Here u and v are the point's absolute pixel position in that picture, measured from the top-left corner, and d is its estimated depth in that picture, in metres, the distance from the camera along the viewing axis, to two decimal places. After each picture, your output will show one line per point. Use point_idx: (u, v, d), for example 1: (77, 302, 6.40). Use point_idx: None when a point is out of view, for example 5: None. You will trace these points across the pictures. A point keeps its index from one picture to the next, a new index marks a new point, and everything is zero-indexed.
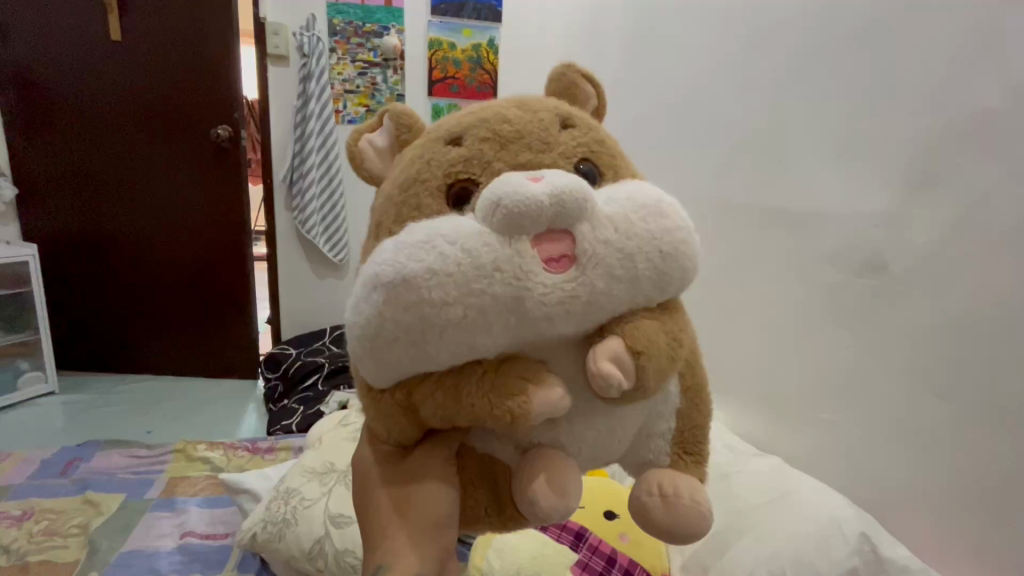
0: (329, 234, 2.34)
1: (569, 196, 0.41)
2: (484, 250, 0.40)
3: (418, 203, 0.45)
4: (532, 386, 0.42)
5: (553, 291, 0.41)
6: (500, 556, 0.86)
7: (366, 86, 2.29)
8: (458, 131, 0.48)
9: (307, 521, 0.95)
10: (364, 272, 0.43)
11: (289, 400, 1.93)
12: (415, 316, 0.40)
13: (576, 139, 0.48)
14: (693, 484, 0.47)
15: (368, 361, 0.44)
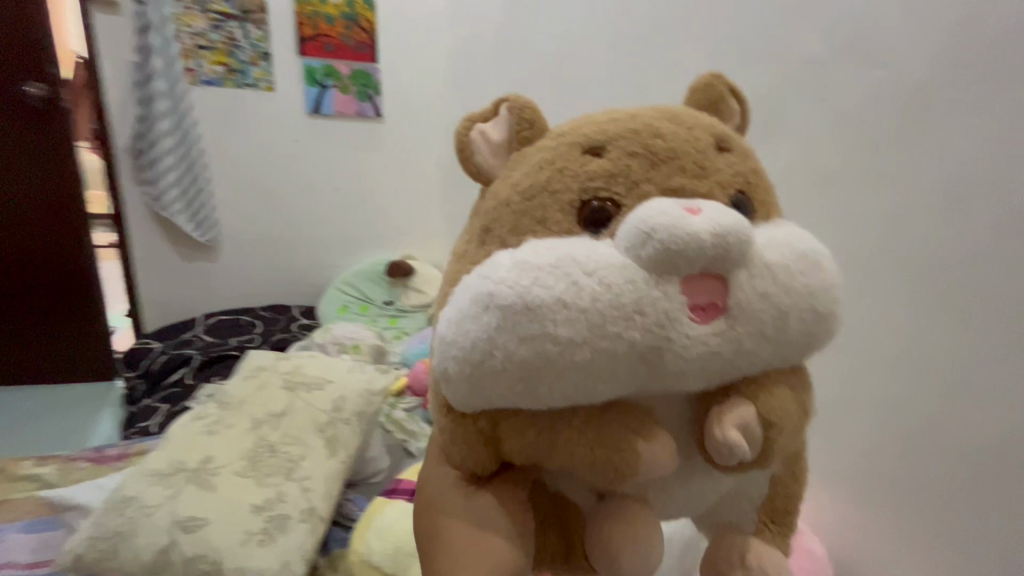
0: (192, 212, 2.08)
1: (732, 237, 0.41)
2: (626, 287, 0.41)
3: (545, 216, 0.46)
4: (643, 439, 0.42)
5: (696, 343, 0.42)
6: (379, 538, 0.90)
7: (224, 42, 2.02)
8: (602, 141, 0.48)
9: (148, 530, 0.83)
10: (473, 285, 0.43)
11: (151, 399, 1.70)
12: (533, 351, 0.41)
13: (733, 167, 0.49)
14: (771, 552, 0.50)
15: (459, 388, 0.44)
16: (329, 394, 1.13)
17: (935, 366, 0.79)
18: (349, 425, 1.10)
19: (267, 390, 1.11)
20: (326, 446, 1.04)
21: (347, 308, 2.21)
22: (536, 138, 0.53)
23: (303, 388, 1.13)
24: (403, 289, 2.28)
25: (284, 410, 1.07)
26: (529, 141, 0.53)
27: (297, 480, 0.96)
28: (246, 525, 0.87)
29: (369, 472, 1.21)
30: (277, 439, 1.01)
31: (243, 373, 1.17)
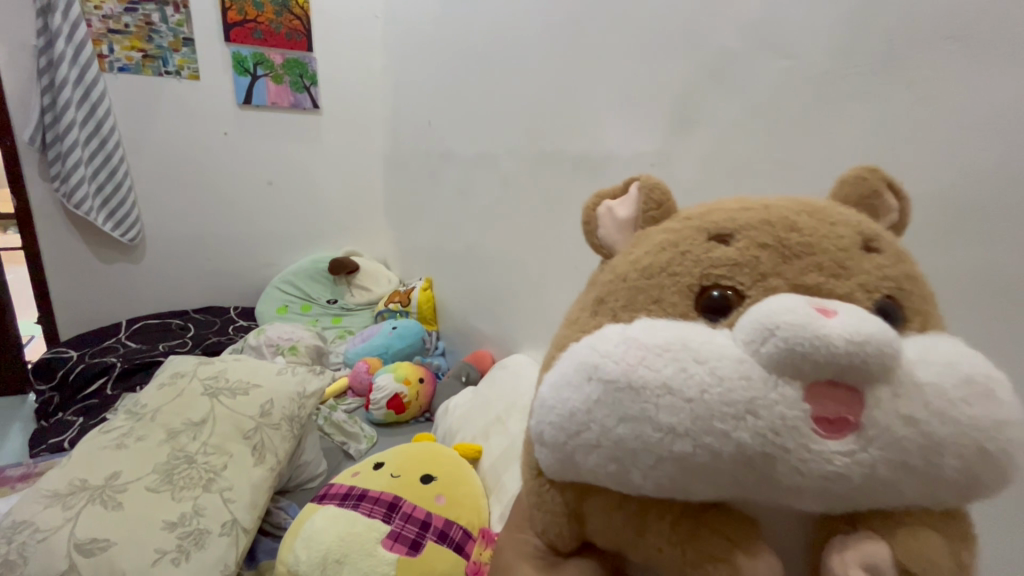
0: (110, 209, 1.93)
1: (876, 344, 0.32)
2: (739, 383, 0.34)
3: (661, 297, 0.41)
4: (743, 553, 0.36)
5: (818, 463, 0.33)
6: (306, 546, 0.86)
7: (139, 26, 1.87)
8: (730, 226, 0.42)
9: (41, 556, 0.76)
10: (577, 354, 0.39)
11: (64, 413, 1.57)
12: (630, 433, 0.36)
13: (882, 268, 0.40)
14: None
15: (556, 456, 0.41)
16: (255, 399, 1.07)
17: None
18: (277, 430, 1.05)
19: (185, 398, 1.04)
20: (250, 454, 0.99)
21: (287, 307, 2.12)
22: (664, 220, 0.48)
23: (226, 394, 1.06)
24: (347, 287, 2.21)
25: (204, 419, 1.01)
26: (655, 222, 0.48)
27: (217, 491, 0.91)
28: (158, 544, 0.81)
29: (302, 477, 1.16)
30: (197, 450, 0.95)
31: (160, 381, 1.09)
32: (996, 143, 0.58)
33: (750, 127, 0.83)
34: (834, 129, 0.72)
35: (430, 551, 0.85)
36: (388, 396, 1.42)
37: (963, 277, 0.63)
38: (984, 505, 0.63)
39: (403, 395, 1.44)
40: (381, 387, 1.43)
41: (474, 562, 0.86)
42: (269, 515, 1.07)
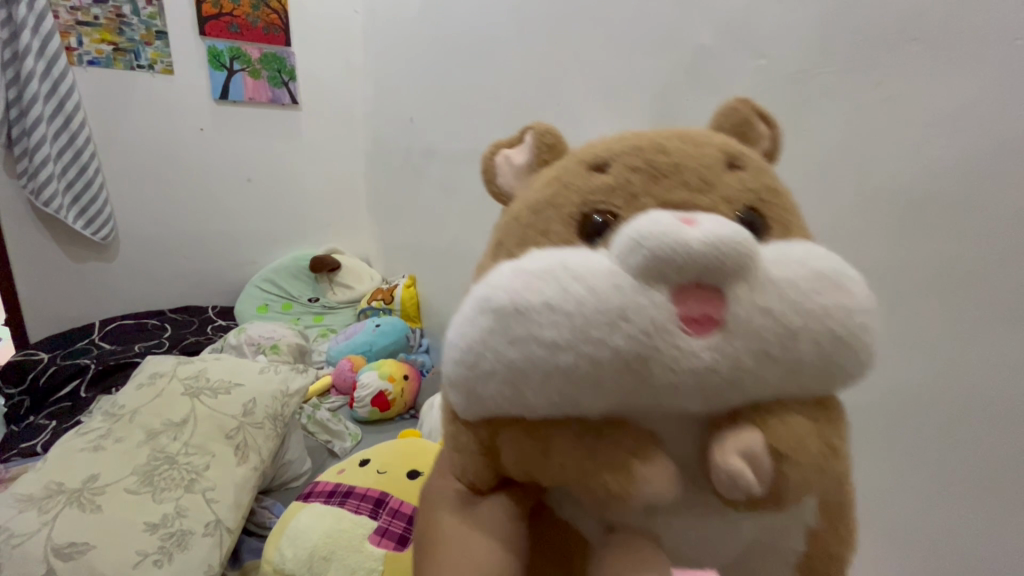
0: (81, 207, 1.88)
1: (728, 247, 0.33)
2: (613, 292, 0.33)
3: (546, 228, 0.40)
4: (639, 459, 0.35)
5: (686, 360, 0.33)
6: (291, 544, 0.86)
7: (109, 18, 1.82)
8: (607, 156, 0.42)
9: (17, 561, 0.75)
10: (475, 294, 0.37)
11: (35, 416, 1.53)
12: (521, 354, 0.34)
13: (743, 183, 0.41)
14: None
15: (460, 394, 0.39)
16: (237, 398, 1.06)
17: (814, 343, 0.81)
18: (260, 429, 1.04)
19: (166, 398, 1.02)
20: (234, 454, 0.98)
21: (268, 306, 2.09)
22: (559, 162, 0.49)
23: (207, 393, 1.05)
24: (329, 285, 2.20)
25: (186, 419, 0.99)
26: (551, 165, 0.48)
27: (200, 492, 0.90)
28: (140, 545, 0.80)
29: (286, 476, 1.15)
30: (178, 450, 0.94)
31: (139, 381, 1.07)
32: (955, 139, 0.61)
33: None
34: (806, 124, 0.75)
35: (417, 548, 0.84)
36: (372, 394, 1.42)
37: (922, 267, 0.65)
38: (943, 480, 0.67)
39: (388, 393, 1.44)
40: (365, 384, 1.43)
41: None
42: (254, 515, 1.06)
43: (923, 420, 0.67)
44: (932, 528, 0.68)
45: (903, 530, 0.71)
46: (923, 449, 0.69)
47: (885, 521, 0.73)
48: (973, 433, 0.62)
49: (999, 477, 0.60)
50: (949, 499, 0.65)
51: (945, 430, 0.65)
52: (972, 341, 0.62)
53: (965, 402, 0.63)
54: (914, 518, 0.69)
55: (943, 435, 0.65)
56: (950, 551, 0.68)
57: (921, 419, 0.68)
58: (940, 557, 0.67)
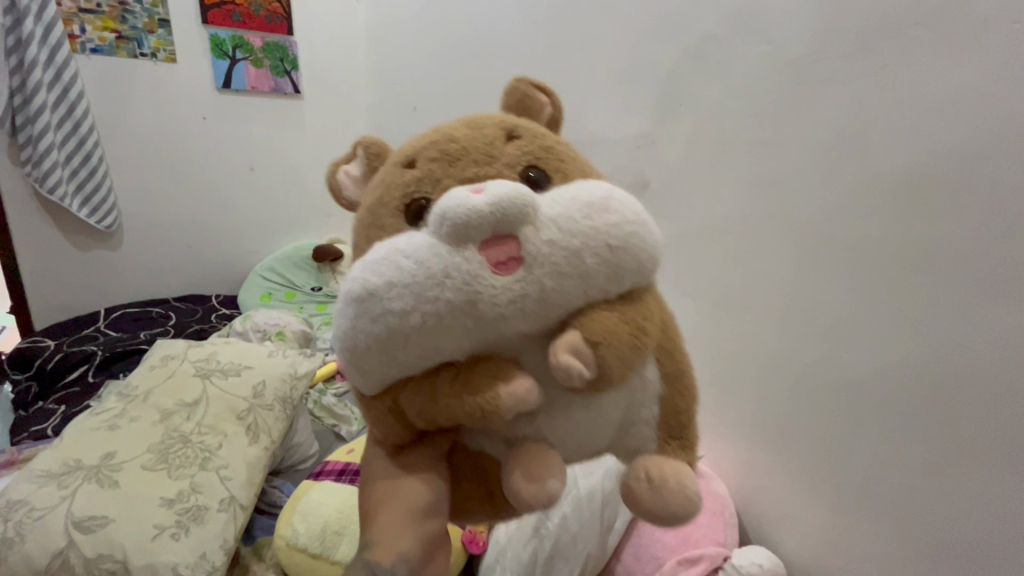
0: (85, 194, 1.88)
1: (509, 202, 0.36)
2: (434, 259, 0.36)
3: (379, 226, 0.41)
4: (501, 382, 0.37)
5: (496, 297, 0.36)
6: (304, 519, 0.88)
7: (112, 6, 1.81)
8: (410, 152, 0.43)
9: (39, 534, 0.77)
10: (341, 293, 0.40)
11: (44, 401, 1.55)
12: (382, 329, 0.37)
13: (521, 147, 0.42)
14: (683, 469, 0.41)
15: (354, 378, 0.42)
16: (247, 380, 1.08)
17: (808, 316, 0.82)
18: (270, 411, 1.06)
19: (178, 380, 1.04)
20: (245, 433, 1.00)
21: (271, 295, 2.10)
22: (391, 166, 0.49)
23: (217, 375, 1.07)
24: (332, 275, 2.19)
25: (197, 400, 1.01)
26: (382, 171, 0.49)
27: (214, 469, 0.92)
28: (157, 520, 0.82)
29: (296, 458, 1.17)
30: (191, 429, 0.96)
31: (150, 363, 1.09)
32: (955, 121, 0.62)
33: (732, 109, 0.87)
34: (811, 110, 0.77)
35: None
36: None
37: (915, 242, 0.66)
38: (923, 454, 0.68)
39: None
40: None
41: (470, 532, 0.89)
42: (264, 494, 1.08)
43: (912, 393, 0.68)
44: (924, 498, 0.69)
45: (887, 501, 0.73)
46: (904, 423, 0.70)
47: (867, 492, 0.75)
48: (966, 403, 0.63)
49: (990, 446, 0.62)
50: (943, 469, 0.66)
51: (940, 401, 0.66)
52: (965, 313, 0.63)
53: (959, 372, 0.64)
54: (907, 489, 0.70)
55: (937, 407, 0.66)
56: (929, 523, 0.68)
57: (913, 391, 0.68)
58: (923, 527, 0.69)
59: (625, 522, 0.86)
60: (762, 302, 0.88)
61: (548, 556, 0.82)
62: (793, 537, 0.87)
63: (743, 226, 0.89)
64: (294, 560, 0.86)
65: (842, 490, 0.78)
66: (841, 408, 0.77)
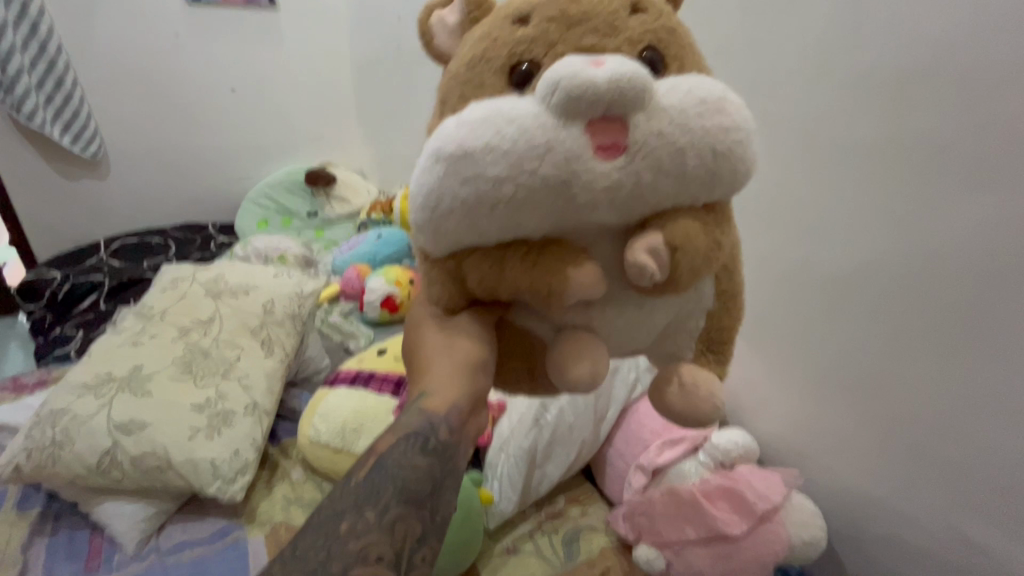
0: (65, 120, 1.82)
1: (630, 84, 0.35)
2: (538, 130, 0.35)
3: (477, 82, 0.39)
4: (573, 266, 0.39)
5: (591, 181, 0.36)
6: (323, 420, 0.96)
7: None
8: (526, 8, 0.40)
9: (86, 436, 0.86)
10: (428, 147, 0.39)
11: (62, 328, 1.61)
12: (471, 192, 0.36)
13: (644, 23, 0.39)
14: (713, 381, 0.44)
15: (427, 238, 0.41)
16: (257, 299, 1.13)
17: (794, 215, 0.84)
18: (282, 327, 1.12)
19: (190, 299, 1.09)
20: (261, 347, 1.06)
21: (268, 223, 2.11)
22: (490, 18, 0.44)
23: (228, 295, 1.11)
24: (326, 199, 2.17)
25: (212, 317, 1.06)
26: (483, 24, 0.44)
27: (236, 379, 0.99)
28: (190, 423, 0.90)
29: (309, 370, 1.25)
30: (210, 344, 1.02)
31: (162, 284, 1.13)
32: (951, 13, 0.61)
33: (729, 4, 0.84)
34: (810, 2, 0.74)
35: None
36: (381, 297, 1.48)
37: (905, 136, 0.67)
38: (889, 341, 0.74)
39: (396, 296, 1.49)
40: (373, 290, 1.49)
41: None
42: (284, 402, 1.17)
43: (884, 287, 0.73)
44: (885, 379, 0.75)
45: (856, 385, 0.79)
46: (875, 315, 0.75)
47: (837, 376, 0.82)
48: (932, 289, 0.68)
49: (948, 329, 0.67)
50: (905, 350, 0.72)
51: (908, 289, 0.70)
52: (937, 204, 0.66)
53: (929, 261, 0.68)
54: (874, 373, 0.77)
55: (905, 294, 0.71)
56: (887, 400, 0.76)
57: (885, 282, 0.73)
58: (884, 404, 0.76)
59: (615, 413, 0.96)
60: (752, 207, 0.90)
61: (548, 442, 0.92)
62: (767, 419, 0.96)
63: None
64: (316, 454, 0.96)
65: (814, 375, 0.86)
66: (822, 305, 0.82)
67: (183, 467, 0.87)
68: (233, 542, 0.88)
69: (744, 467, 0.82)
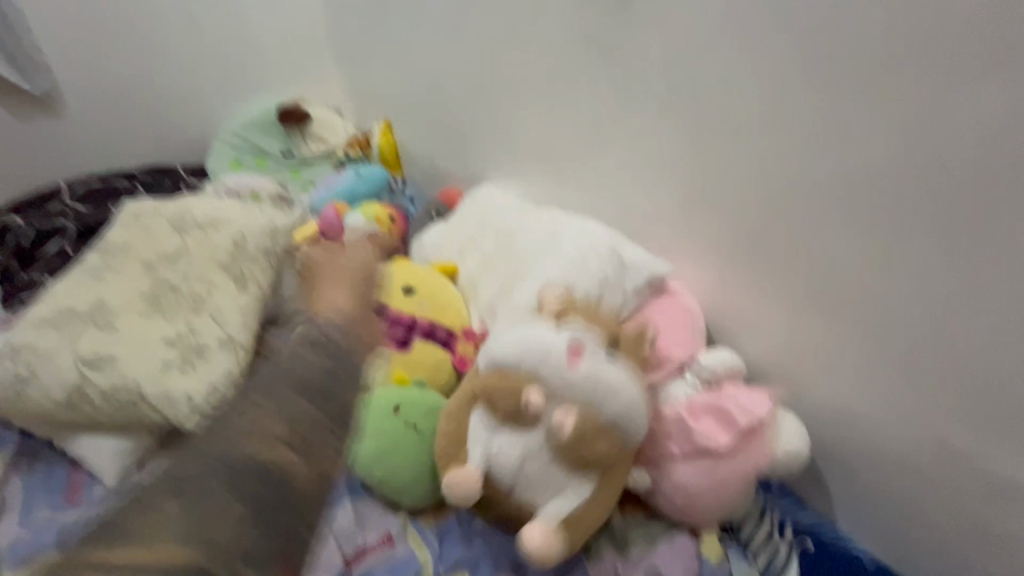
0: (7, 52, 1.73)
1: (585, 358, 0.77)
2: (538, 350, 0.77)
3: (539, 341, 0.78)
4: (545, 402, 0.75)
5: (567, 377, 0.75)
6: None
7: None
8: (565, 313, 0.83)
9: (50, 371, 0.83)
10: (495, 335, 0.82)
11: (29, 274, 1.54)
12: (508, 375, 0.78)
13: (627, 344, 0.81)
14: (612, 443, 0.77)
15: (488, 364, 0.80)
16: (226, 232, 1.06)
17: (797, 123, 0.79)
18: (256, 262, 1.05)
19: (154, 234, 1.03)
20: (234, 282, 1.01)
21: (241, 163, 1.99)
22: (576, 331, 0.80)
23: (195, 229, 1.05)
24: (301, 138, 2.02)
25: (179, 252, 1.01)
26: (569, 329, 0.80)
27: (208, 314, 0.95)
28: (162, 357, 0.88)
29: None
30: (178, 279, 0.97)
31: (123, 219, 1.06)
32: None
33: None
34: None
35: (417, 347, 0.97)
36: (361, 235, 1.42)
37: (921, 37, 0.67)
38: (891, 245, 0.75)
39: (376, 233, 1.44)
40: (353, 227, 1.43)
41: (460, 355, 1.00)
42: None
43: (889, 192, 0.73)
44: (887, 289, 0.77)
45: (857, 296, 0.79)
46: (879, 221, 0.75)
47: (834, 288, 0.81)
48: (929, 201, 0.71)
49: (955, 228, 0.70)
50: (898, 263, 0.75)
51: (905, 202, 0.73)
52: (934, 119, 0.68)
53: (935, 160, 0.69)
54: (874, 283, 0.78)
55: (901, 206, 0.73)
56: (886, 307, 0.77)
57: (882, 195, 0.74)
58: (883, 310, 0.78)
59: None
60: (748, 118, 0.83)
61: None
62: (754, 343, 0.92)
63: (738, 30, 0.81)
64: None
65: (807, 290, 0.84)
66: (824, 218, 0.80)
67: (157, 400, 0.85)
68: None
69: (732, 387, 0.82)
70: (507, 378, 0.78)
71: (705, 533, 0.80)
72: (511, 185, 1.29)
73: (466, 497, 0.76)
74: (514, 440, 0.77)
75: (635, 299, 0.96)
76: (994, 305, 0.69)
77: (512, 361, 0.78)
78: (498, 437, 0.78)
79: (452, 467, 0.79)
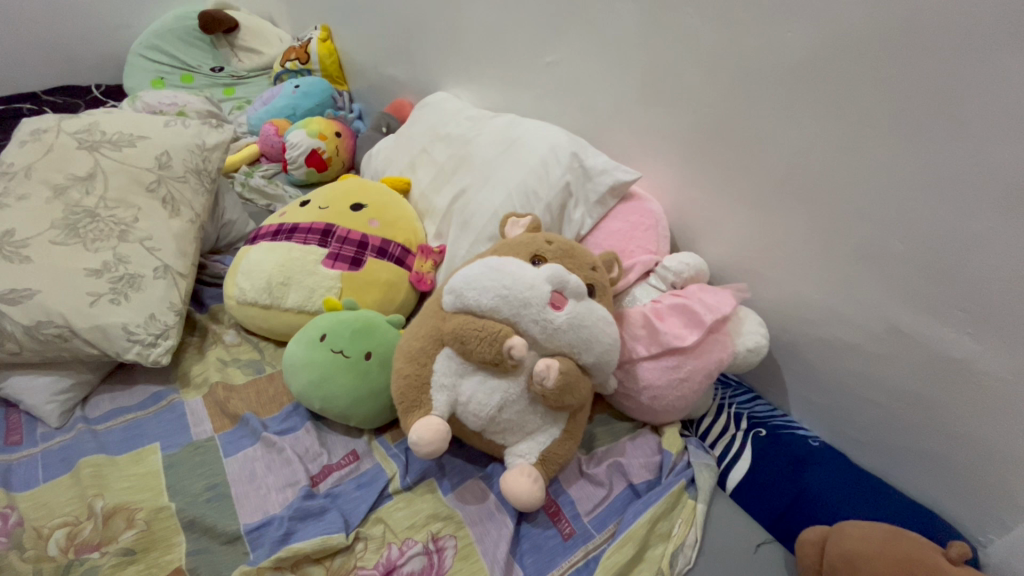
0: None
1: (570, 301, 0.69)
2: (517, 288, 0.67)
3: (517, 276, 0.68)
4: (515, 339, 0.66)
5: (544, 320, 0.67)
6: (247, 278, 0.89)
7: None
8: (538, 243, 0.74)
9: None
10: (461, 273, 0.72)
11: None
12: (481, 316, 0.69)
13: (602, 278, 0.75)
14: (583, 388, 0.71)
15: (457, 301, 0.70)
16: (147, 151, 0.95)
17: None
18: (184, 183, 0.96)
19: (59, 153, 0.91)
20: (162, 206, 0.92)
21: (164, 81, 1.76)
22: (551, 258, 0.72)
23: (108, 146, 0.93)
24: (231, 51, 1.83)
25: (92, 173, 0.90)
26: (547, 257, 0.72)
27: (136, 241, 0.87)
28: (89, 288, 0.80)
29: (233, 236, 1.11)
30: (96, 203, 0.88)
31: (20, 137, 0.94)
32: None
33: None
34: None
35: (370, 265, 0.91)
36: (304, 154, 1.31)
37: None
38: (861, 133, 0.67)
39: (322, 151, 1.33)
40: (295, 145, 1.31)
41: (416, 273, 0.95)
42: (208, 268, 1.07)
43: (864, 68, 0.64)
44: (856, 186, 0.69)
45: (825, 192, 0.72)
46: (854, 104, 0.66)
47: (800, 186, 0.75)
48: (901, 66, 0.61)
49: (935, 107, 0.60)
50: (864, 143, 0.67)
51: (873, 70, 0.63)
52: None
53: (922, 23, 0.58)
54: (844, 180, 0.70)
55: (869, 75, 0.64)
56: (856, 205, 0.70)
57: (852, 64, 0.65)
58: (851, 210, 0.71)
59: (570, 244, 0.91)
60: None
61: None
62: (718, 243, 0.89)
63: None
64: (246, 314, 0.90)
65: (769, 190, 0.78)
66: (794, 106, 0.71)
67: (90, 335, 0.78)
68: (169, 405, 0.83)
69: (694, 286, 0.82)
70: (484, 322, 0.68)
71: (666, 427, 0.83)
72: (464, 93, 1.20)
73: (434, 449, 0.68)
74: (487, 386, 0.69)
75: (596, 209, 0.90)
76: (972, 183, 0.60)
77: (488, 305, 0.68)
78: (467, 380, 0.70)
79: (415, 415, 0.70)
